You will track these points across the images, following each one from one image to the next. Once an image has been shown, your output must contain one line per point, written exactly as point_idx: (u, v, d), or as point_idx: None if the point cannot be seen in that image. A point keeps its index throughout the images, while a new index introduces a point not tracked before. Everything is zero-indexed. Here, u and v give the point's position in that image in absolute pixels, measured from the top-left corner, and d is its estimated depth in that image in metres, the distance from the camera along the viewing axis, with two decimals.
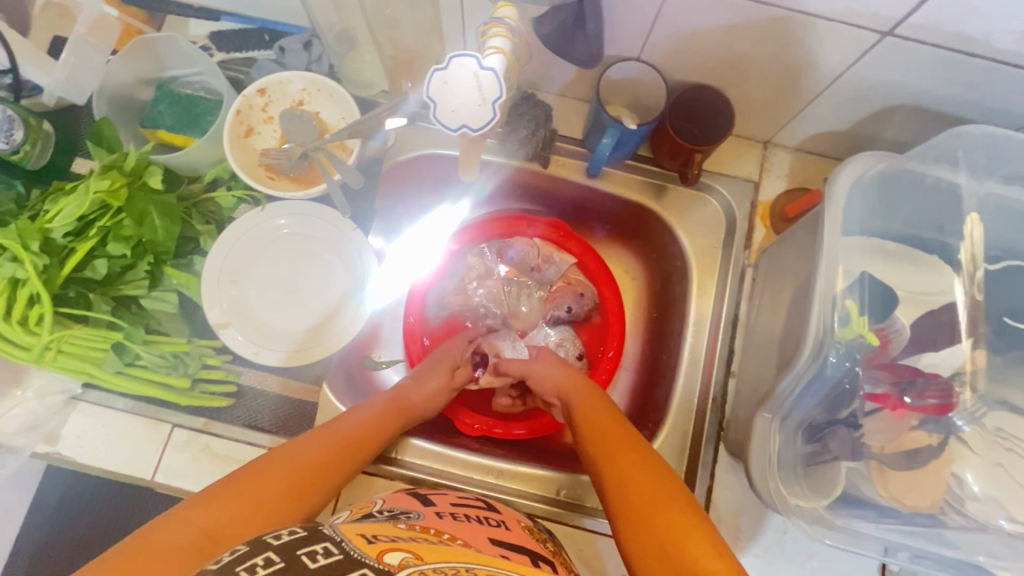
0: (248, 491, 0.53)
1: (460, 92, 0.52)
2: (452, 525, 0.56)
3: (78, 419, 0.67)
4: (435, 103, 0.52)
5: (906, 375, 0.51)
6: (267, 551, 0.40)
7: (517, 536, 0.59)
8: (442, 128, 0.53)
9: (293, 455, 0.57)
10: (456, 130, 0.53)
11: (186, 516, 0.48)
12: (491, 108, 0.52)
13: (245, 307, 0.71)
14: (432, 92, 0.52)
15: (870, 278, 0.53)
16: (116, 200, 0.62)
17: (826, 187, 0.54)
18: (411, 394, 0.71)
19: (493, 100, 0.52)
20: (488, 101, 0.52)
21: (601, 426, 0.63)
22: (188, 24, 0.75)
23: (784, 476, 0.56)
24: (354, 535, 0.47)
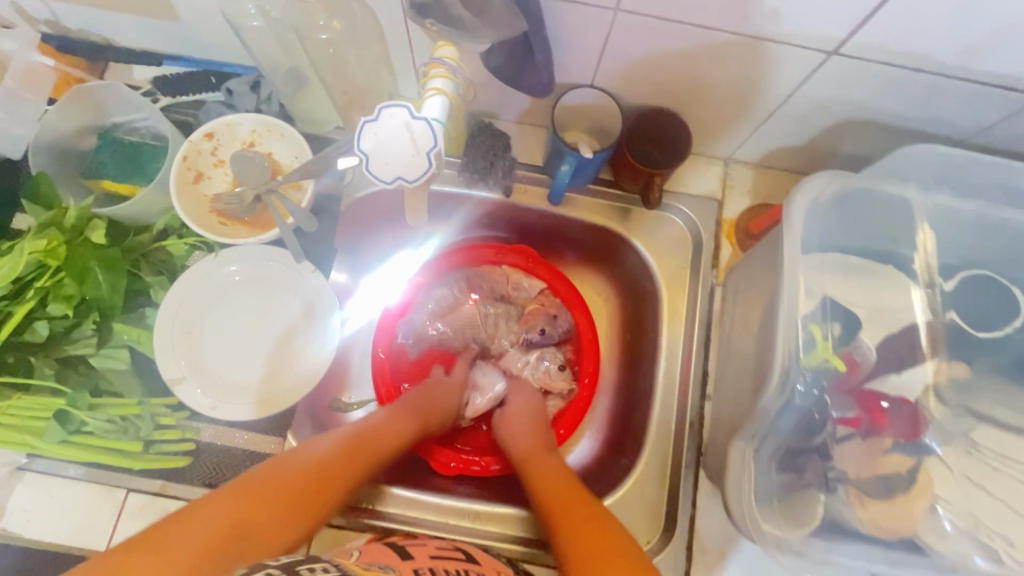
0: (252, 499, 0.53)
1: (394, 142, 0.50)
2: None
3: (25, 491, 0.63)
4: (368, 156, 0.50)
5: (878, 402, 0.50)
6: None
7: None
8: (375, 181, 0.51)
9: (297, 464, 0.58)
10: (389, 183, 0.50)
11: (193, 518, 0.48)
12: (425, 158, 0.50)
13: (202, 359, 0.68)
14: (365, 143, 0.50)
15: (830, 302, 0.52)
16: (54, 258, 0.59)
17: (784, 208, 0.53)
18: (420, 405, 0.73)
19: (427, 150, 0.50)
20: (422, 152, 0.50)
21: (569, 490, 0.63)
22: (132, 70, 0.74)
23: (761, 505, 0.53)
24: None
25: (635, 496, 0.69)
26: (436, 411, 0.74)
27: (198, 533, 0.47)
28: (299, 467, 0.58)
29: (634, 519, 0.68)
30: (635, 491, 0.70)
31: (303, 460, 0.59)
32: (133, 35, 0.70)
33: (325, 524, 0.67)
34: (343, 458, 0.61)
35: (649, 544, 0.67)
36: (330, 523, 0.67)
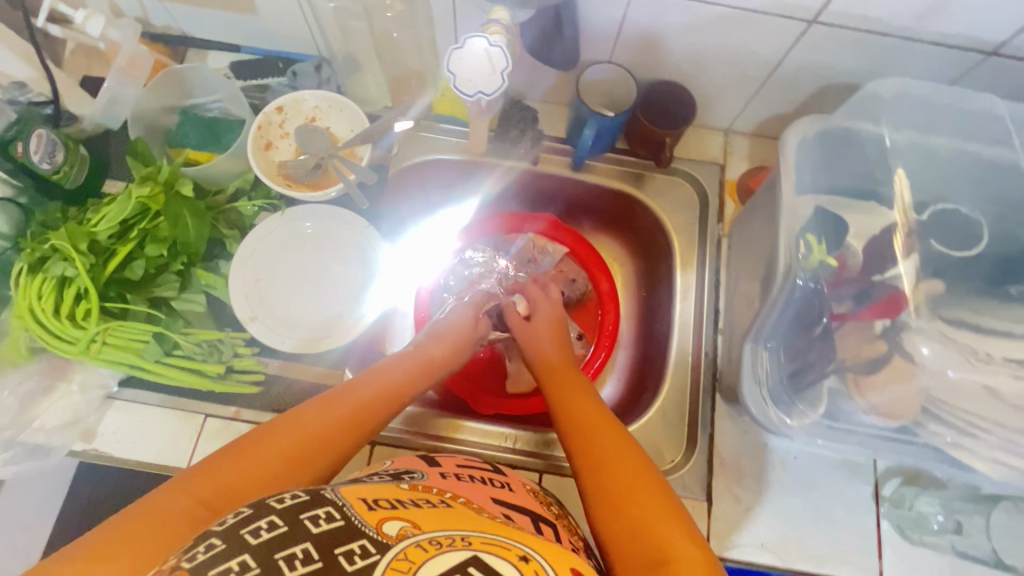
0: (245, 461, 0.53)
1: (474, 64, 0.61)
2: (456, 484, 0.62)
3: (114, 416, 0.70)
4: (454, 75, 0.62)
5: (860, 286, 0.58)
6: (270, 515, 0.44)
7: (520, 498, 0.64)
8: (460, 95, 0.63)
9: (290, 428, 0.57)
10: (472, 96, 0.63)
11: (183, 488, 0.50)
12: (500, 77, 0.61)
13: (267, 301, 0.76)
14: (451, 65, 0.61)
15: (822, 209, 0.62)
16: (156, 204, 0.69)
17: (778, 145, 0.64)
18: (427, 356, 0.74)
19: (502, 70, 0.61)
20: (497, 71, 0.62)
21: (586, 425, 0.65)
22: (209, 58, 0.85)
23: (778, 402, 0.63)
24: (355, 501, 0.49)
25: (657, 419, 0.77)
26: (452, 351, 0.77)
27: (185, 499, 0.49)
28: (293, 430, 0.57)
29: (659, 439, 0.76)
30: (659, 414, 0.77)
31: (296, 426, 0.58)
32: (214, 26, 0.82)
33: (381, 444, 0.74)
34: (342, 419, 0.61)
35: (674, 460, 0.74)
36: (384, 443, 0.74)
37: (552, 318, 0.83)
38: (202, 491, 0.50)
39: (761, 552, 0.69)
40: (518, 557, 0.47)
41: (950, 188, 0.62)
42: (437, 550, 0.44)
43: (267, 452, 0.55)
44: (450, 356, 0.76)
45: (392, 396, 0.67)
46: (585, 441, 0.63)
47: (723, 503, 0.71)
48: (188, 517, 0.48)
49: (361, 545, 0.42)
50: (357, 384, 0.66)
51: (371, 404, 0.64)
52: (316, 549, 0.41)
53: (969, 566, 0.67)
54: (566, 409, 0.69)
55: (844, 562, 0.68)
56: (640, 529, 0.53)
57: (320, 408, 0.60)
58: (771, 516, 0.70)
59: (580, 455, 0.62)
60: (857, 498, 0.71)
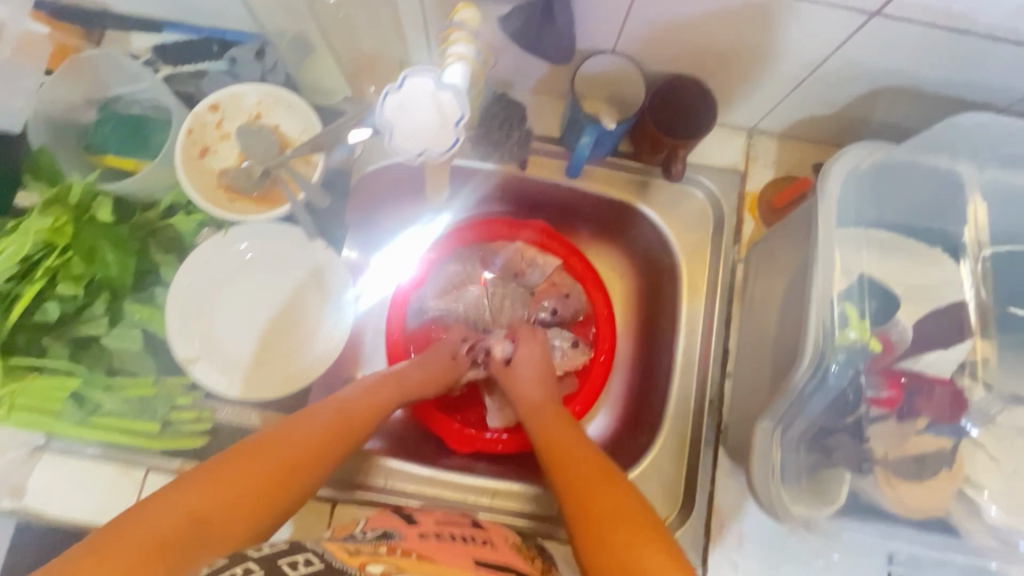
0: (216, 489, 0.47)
1: (418, 113, 0.48)
2: (437, 544, 0.55)
3: (43, 470, 0.63)
4: (392, 126, 0.49)
5: (911, 382, 0.48)
6: (247, 562, 0.42)
7: (504, 555, 0.58)
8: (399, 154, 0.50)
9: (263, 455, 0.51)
10: (416, 156, 0.49)
11: (145, 520, 0.43)
12: (452, 131, 0.49)
13: (215, 339, 0.67)
14: (388, 116, 0.49)
15: (868, 282, 0.50)
16: (62, 237, 0.58)
17: (818, 180, 0.51)
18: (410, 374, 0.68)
19: (454, 122, 0.48)
20: (449, 123, 0.49)
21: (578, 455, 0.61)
22: (129, 38, 0.70)
23: (787, 481, 0.53)
24: (336, 548, 0.48)
25: (652, 473, 0.70)
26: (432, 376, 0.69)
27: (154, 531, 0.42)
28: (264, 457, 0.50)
29: (652, 493, 0.70)
30: (654, 465, 0.71)
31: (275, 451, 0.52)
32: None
33: (345, 500, 0.68)
34: (316, 442, 0.54)
35: (668, 519, 0.67)
36: (350, 500, 0.68)
37: (533, 362, 0.73)
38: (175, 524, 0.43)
39: None
40: None
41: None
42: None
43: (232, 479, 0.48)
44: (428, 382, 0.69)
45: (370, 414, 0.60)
46: (582, 489, 0.57)
47: (719, 571, 0.64)
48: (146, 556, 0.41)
49: None
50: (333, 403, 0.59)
51: (345, 428, 0.57)
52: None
53: None
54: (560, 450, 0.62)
55: None
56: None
57: (294, 432, 0.53)
58: None
59: (577, 505, 0.56)
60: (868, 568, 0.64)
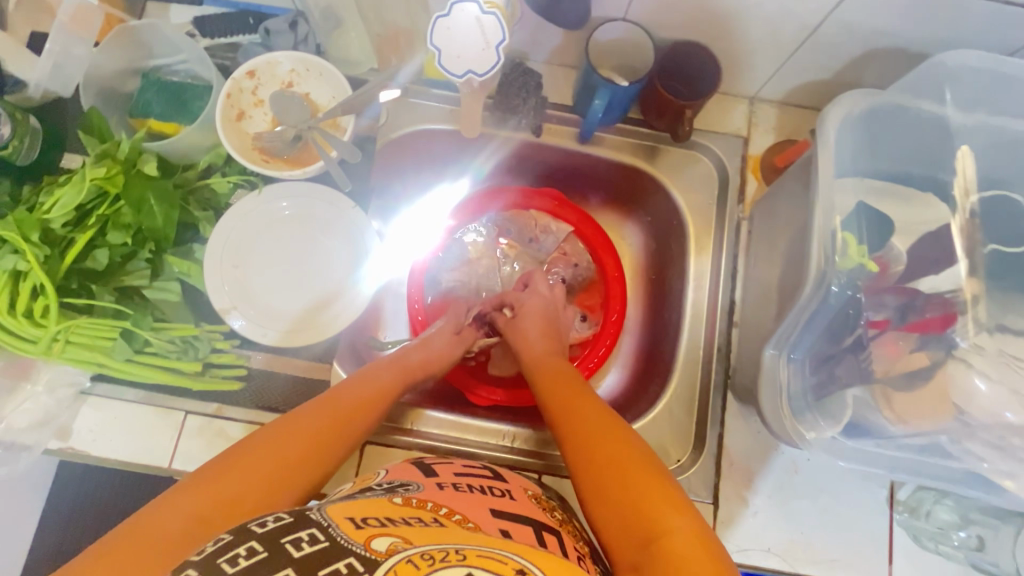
0: (238, 472, 0.52)
1: (463, 37, 0.54)
2: (453, 497, 0.54)
3: (89, 412, 0.66)
4: (440, 49, 0.54)
5: (905, 295, 0.52)
6: (249, 541, 0.39)
7: (522, 506, 0.57)
8: (447, 76, 0.55)
9: (280, 439, 0.55)
10: (462, 76, 0.55)
11: (172, 504, 0.48)
12: (494, 52, 0.54)
13: (249, 290, 0.71)
14: (436, 39, 0.54)
15: (866, 207, 0.55)
16: (114, 185, 0.63)
17: (817, 126, 0.55)
18: (413, 360, 0.71)
19: (496, 44, 0.54)
20: (490, 45, 0.55)
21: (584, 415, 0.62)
22: (171, 12, 0.75)
23: (795, 404, 0.58)
24: (342, 520, 0.44)
25: (664, 417, 0.73)
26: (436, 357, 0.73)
27: (180, 513, 0.47)
28: (281, 442, 0.55)
29: (664, 437, 0.72)
30: (666, 409, 0.73)
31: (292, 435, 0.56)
32: None
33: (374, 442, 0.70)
34: (328, 425, 0.59)
35: (680, 461, 0.70)
36: (378, 443, 0.70)
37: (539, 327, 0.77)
38: (197, 506, 0.48)
39: (768, 557, 0.66)
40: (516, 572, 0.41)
41: (1008, 176, 0.55)
42: (431, 566, 0.39)
43: (248, 462, 0.53)
44: (428, 361, 0.72)
45: (377, 399, 0.64)
46: (579, 440, 0.60)
47: (730, 506, 0.68)
48: (181, 532, 0.46)
49: (347, 564, 0.38)
50: (343, 390, 0.63)
51: (354, 410, 0.61)
52: None
53: None
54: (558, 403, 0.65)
55: (854, 568, 0.66)
56: (649, 537, 0.49)
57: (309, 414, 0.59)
58: (780, 521, 0.67)
59: (577, 453, 0.59)
60: (870, 503, 0.67)
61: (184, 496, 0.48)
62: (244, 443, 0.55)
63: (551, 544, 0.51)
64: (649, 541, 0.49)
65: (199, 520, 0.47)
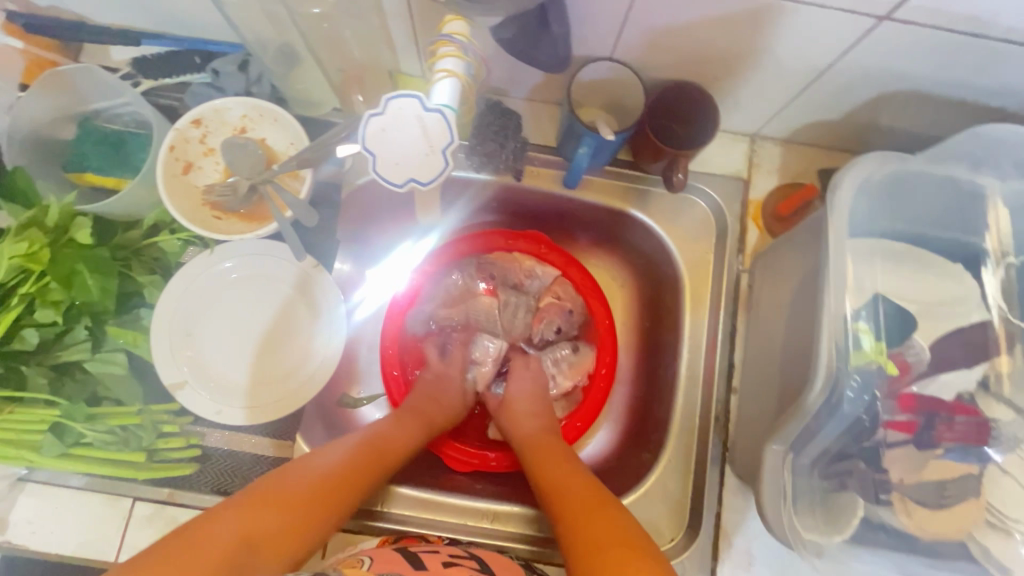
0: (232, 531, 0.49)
1: (404, 140, 0.46)
2: None
3: (27, 502, 0.61)
4: (375, 154, 0.46)
5: (931, 407, 0.47)
6: None
7: None
8: (384, 183, 0.47)
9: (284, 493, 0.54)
10: (401, 184, 0.47)
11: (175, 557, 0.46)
12: (440, 157, 0.46)
13: (204, 361, 0.65)
14: (370, 142, 0.46)
15: (884, 301, 0.48)
16: (37, 262, 0.55)
17: (828, 195, 0.48)
18: (411, 408, 0.69)
19: (443, 148, 0.46)
20: (436, 149, 0.47)
21: (573, 489, 0.60)
22: (109, 50, 0.67)
23: (800, 510, 0.50)
24: None
25: (657, 492, 0.67)
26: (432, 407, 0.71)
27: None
28: (282, 497, 0.54)
29: (657, 515, 0.67)
30: (658, 483, 0.68)
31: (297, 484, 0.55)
32: (104, 10, 0.63)
33: (342, 529, 0.65)
34: (329, 483, 0.57)
35: (675, 540, 0.65)
36: (347, 527, 0.65)
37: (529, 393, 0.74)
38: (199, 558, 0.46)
39: None
40: None
41: None
42: None
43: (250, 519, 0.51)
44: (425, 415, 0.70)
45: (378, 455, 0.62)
46: (571, 516, 0.57)
47: None
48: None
49: None
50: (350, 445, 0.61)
51: (356, 470, 0.59)
52: None
53: None
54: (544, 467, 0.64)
55: None
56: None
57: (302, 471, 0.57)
58: None
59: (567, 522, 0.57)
60: None
61: (182, 552, 0.46)
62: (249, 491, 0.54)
63: None
64: None
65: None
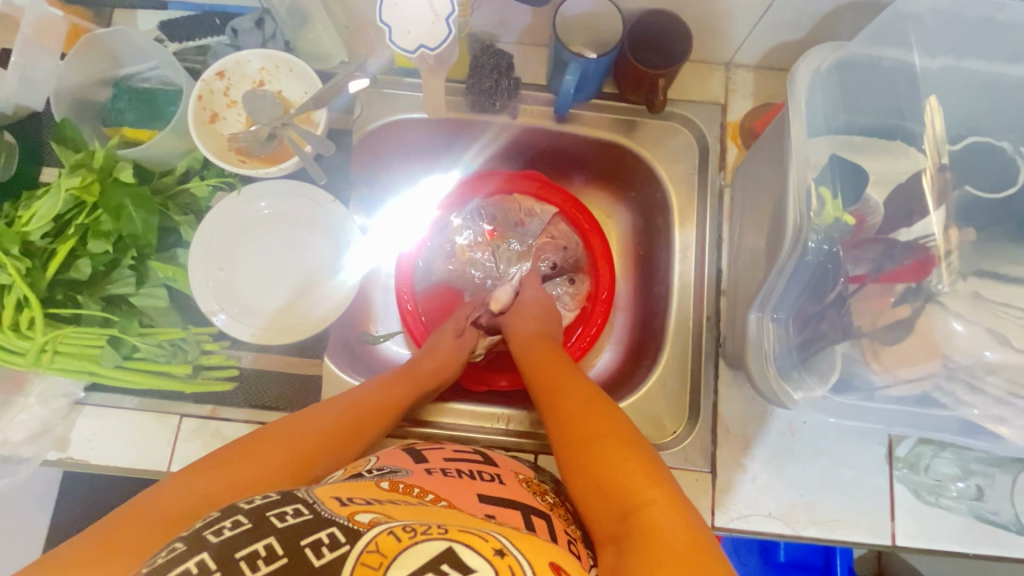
0: (248, 461, 0.53)
1: (413, 11, 0.54)
2: (440, 482, 0.55)
3: (85, 422, 0.67)
4: (390, 26, 0.54)
5: (883, 245, 0.52)
6: (237, 514, 0.40)
7: (512, 491, 0.57)
8: (398, 51, 0.55)
9: (294, 432, 0.57)
10: (413, 52, 0.55)
11: (183, 485, 0.48)
12: (444, 25, 0.54)
13: (235, 292, 0.71)
14: (385, 16, 0.54)
15: (838, 158, 0.54)
16: (91, 195, 0.62)
17: (788, 79, 0.55)
18: (421, 367, 0.71)
19: (446, 17, 0.54)
20: (441, 19, 0.55)
21: (574, 400, 0.62)
22: (137, 17, 0.74)
23: (782, 366, 0.57)
24: (328, 498, 0.44)
25: (658, 390, 0.73)
26: (444, 363, 0.73)
27: (184, 498, 0.47)
28: (288, 435, 0.56)
29: (660, 411, 0.72)
30: (659, 383, 0.73)
31: (304, 425, 0.58)
32: None
33: None
34: (332, 421, 0.60)
35: (677, 432, 0.71)
36: None
37: (536, 303, 0.80)
38: (205, 488, 0.48)
39: (769, 521, 0.66)
40: (496, 549, 0.40)
41: (982, 121, 0.54)
42: (411, 538, 0.39)
43: (259, 454, 0.54)
44: (440, 370, 0.73)
45: (383, 406, 0.65)
46: (574, 423, 0.59)
47: (728, 474, 0.68)
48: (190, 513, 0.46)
49: (329, 534, 0.38)
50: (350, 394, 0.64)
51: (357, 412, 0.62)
52: (279, 545, 0.37)
53: (988, 529, 0.64)
54: (552, 392, 0.65)
55: (857, 527, 0.66)
56: (625, 509, 0.49)
57: (315, 414, 0.60)
58: (779, 486, 0.67)
59: (568, 437, 0.59)
60: (869, 461, 0.67)
61: (190, 482, 0.49)
62: (258, 435, 0.57)
63: (536, 524, 0.52)
64: (626, 514, 0.49)
65: (201, 503, 0.47)
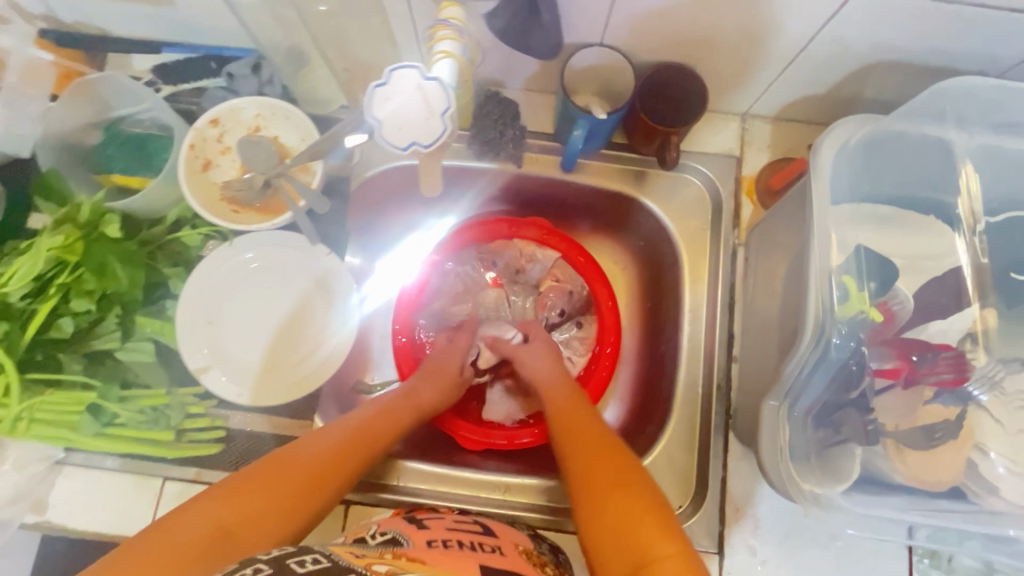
0: (251, 492, 0.52)
1: (406, 106, 0.53)
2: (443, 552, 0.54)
3: (64, 484, 0.64)
4: (382, 121, 0.53)
5: (919, 349, 0.49)
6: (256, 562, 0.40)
7: (514, 562, 0.56)
8: (392, 147, 0.54)
9: (294, 457, 0.56)
10: (407, 147, 0.54)
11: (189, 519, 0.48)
12: (439, 120, 0.54)
13: (224, 347, 0.68)
14: (376, 110, 0.53)
15: (865, 250, 0.51)
16: (73, 253, 0.60)
17: (810, 157, 0.51)
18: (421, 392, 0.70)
19: (441, 112, 0.53)
20: (435, 112, 0.54)
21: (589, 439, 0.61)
22: (130, 59, 0.72)
23: (799, 465, 0.53)
24: (342, 552, 0.46)
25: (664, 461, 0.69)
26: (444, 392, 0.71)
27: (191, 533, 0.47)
28: (290, 462, 0.55)
29: (663, 483, 0.69)
30: (665, 453, 0.70)
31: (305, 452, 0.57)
32: (125, 21, 0.69)
33: (359, 502, 0.67)
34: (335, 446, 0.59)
35: (683, 507, 0.67)
36: (360, 501, 0.67)
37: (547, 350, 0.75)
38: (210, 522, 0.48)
39: None
40: None
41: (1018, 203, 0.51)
42: None
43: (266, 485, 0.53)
44: (440, 393, 0.71)
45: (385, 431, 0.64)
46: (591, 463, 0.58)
47: (737, 557, 0.64)
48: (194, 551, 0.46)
49: None
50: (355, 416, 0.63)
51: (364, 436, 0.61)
52: None
53: None
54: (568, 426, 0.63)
55: None
56: (640, 564, 0.48)
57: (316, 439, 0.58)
58: (791, 571, 0.63)
59: (587, 494, 0.56)
60: (888, 547, 0.63)
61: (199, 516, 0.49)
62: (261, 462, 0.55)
63: None
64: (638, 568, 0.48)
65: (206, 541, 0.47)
